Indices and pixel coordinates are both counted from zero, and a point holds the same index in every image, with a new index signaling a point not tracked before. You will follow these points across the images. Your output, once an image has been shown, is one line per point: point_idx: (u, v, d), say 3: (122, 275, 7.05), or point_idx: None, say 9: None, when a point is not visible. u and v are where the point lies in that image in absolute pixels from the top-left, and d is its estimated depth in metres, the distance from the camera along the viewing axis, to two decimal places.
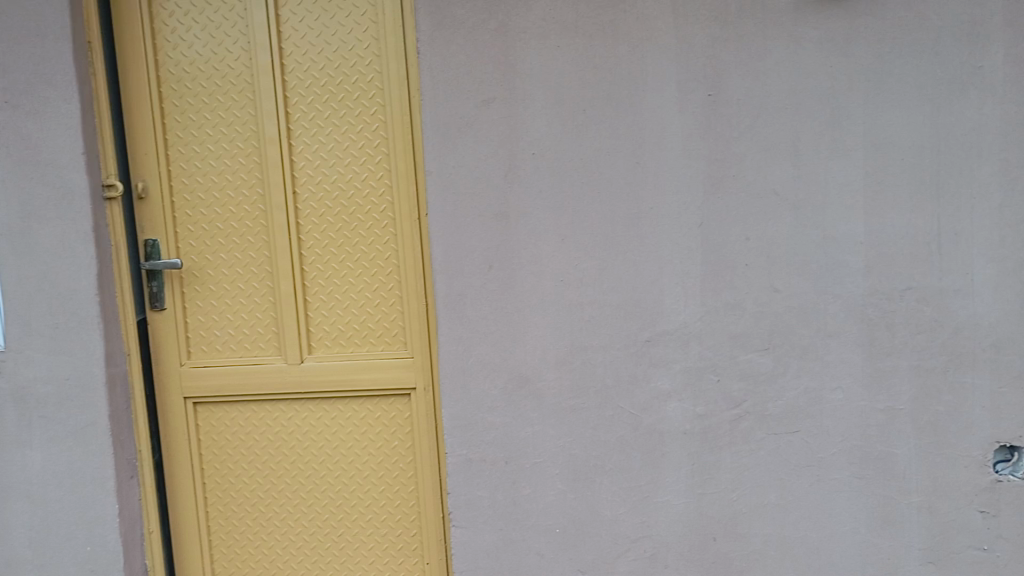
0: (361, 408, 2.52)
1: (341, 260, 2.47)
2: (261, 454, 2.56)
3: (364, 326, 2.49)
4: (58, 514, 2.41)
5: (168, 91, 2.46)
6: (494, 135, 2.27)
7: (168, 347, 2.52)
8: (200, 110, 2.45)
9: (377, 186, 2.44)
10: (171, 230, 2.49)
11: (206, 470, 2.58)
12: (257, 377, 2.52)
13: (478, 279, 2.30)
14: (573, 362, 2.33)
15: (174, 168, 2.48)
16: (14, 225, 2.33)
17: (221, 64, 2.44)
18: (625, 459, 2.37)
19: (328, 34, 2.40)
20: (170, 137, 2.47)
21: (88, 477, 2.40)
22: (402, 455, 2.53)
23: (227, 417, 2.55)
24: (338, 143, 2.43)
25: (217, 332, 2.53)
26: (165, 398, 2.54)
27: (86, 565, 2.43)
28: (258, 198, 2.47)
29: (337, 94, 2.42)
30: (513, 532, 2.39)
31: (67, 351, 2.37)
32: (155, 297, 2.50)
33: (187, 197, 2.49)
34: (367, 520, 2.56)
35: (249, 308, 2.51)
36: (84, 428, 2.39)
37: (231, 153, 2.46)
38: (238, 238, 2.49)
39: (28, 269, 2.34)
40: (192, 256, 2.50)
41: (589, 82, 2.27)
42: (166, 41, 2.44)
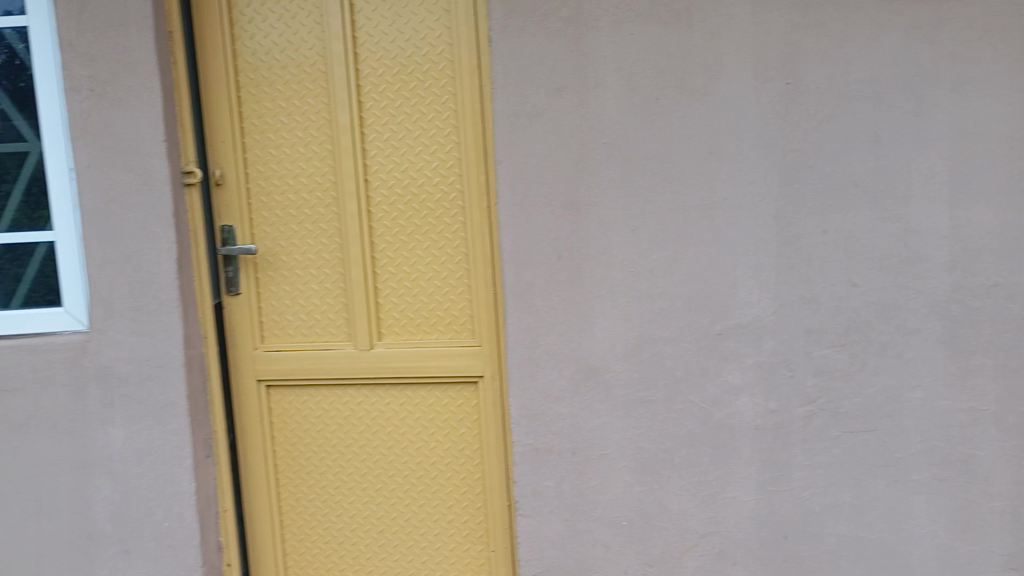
0: (429, 395, 2.54)
1: (411, 248, 2.49)
2: (332, 437, 2.61)
3: (433, 313, 2.51)
4: (138, 490, 2.50)
5: (245, 80, 2.51)
6: (565, 124, 2.25)
7: (243, 330, 2.59)
8: (276, 99, 2.50)
9: (448, 175, 2.45)
10: (247, 217, 2.55)
11: (278, 451, 2.65)
12: (328, 362, 2.56)
13: (548, 269, 2.30)
14: (642, 354, 2.31)
15: (250, 156, 2.54)
16: (98, 210, 2.41)
17: (296, 52, 2.48)
18: (694, 453, 2.34)
19: (400, 23, 2.42)
20: (246, 125, 2.52)
21: (167, 455, 2.48)
22: (469, 442, 2.54)
23: (299, 401, 2.61)
24: (410, 132, 2.45)
25: (289, 317, 2.58)
26: (239, 380, 2.61)
27: (164, 540, 2.51)
28: (331, 186, 2.51)
29: (409, 83, 2.43)
30: (579, 523, 2.38)
31: (147, 333, 2.44)
32: (231, 283, 2.57)
33: (262, 185, 2.54)
34: (433, 506, 2.59)
35: (320, 294, 2.56)
36: (163, 408, 2.47)
37: (305, 141, 2.50)
38: (311, 225, 2.53)
39: (111, 253, 2.42)
40: (266, 242, 2.56)
41: (663, 70, 2.23)
42: (243, 30, 2.49)
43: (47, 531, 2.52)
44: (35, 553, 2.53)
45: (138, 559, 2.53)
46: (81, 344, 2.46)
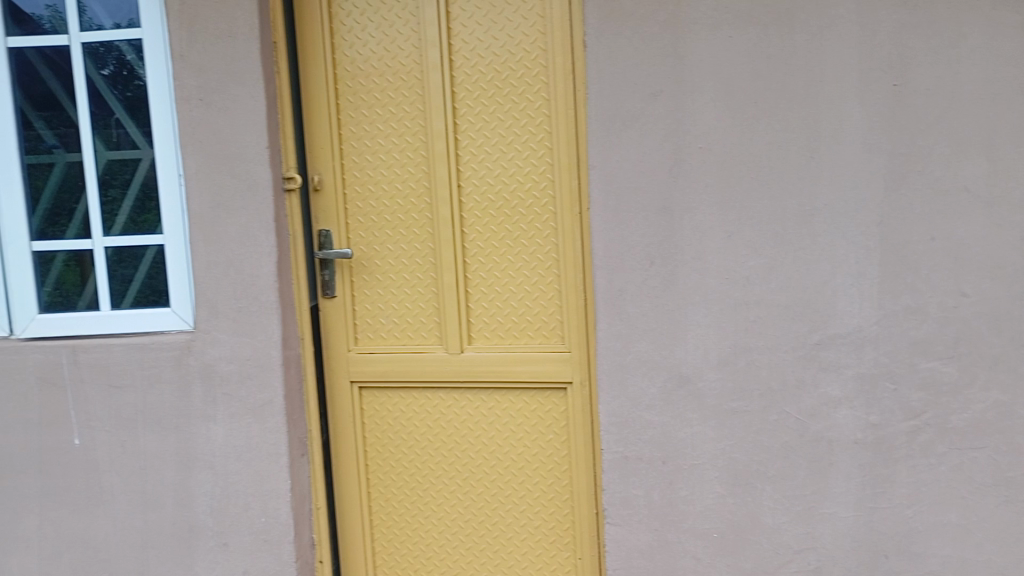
0: (518, 399, 2.55)
1: (502, 252, 2.51)
2: (421, 439, 2.65)
3: (523, 318, 2.52)
4: (236, 485, 2.58)
5: (344, 88, 2.58)
6: (660, 129, 2.23)
7: (338, 332, 2.65)
8: (372, 106, 2.56)
9: (539, 180, 2.45)
10: (343, 221, 2.62)
11: (369, 452, 2.70)
12: (419, 365, 2.60)
13: (640, 275, 2.27)
14: (736, 363, 2.26)
15: (347, 162, 2.60)
16: (205, 214, 2.51)
17: (393, 61, 2.53)
18: (789, 466, 2.27)
19: (495, 30, 2.44)
20: (344, 132, 2.59)
21: (264, 452, 2.56)
22: (557, 448, 2.54)
23: (390, 403, 2.66)
24: (503, 138, 2.47)
25: (382, 320, 2.63)
26: (333, 381, 2.67)
27: (260, 534, 2.59)
28: (424, 191, 2.54)
29: (503, 89, 2.45)
30: (668, 534, 2.35)
31: (248, 333, 2.53)
32: (327, 286, 2.64)
33: (358, 190, 2.60)
34: (520, 511, 2.59)
35: (413, 297, 2.60)
36: (262, 406, 2.55)
37: (400, 148, 2.55)
38: (404, 229, 2.58)
39: (216, 256, 2.52)
40: (361, 247, 2.62)
41: (762, 73, 2.19)
42: (343, 40, 2.56)
43: (152, 522, 2.63)
44: (140, 543, 2.65)
45: (235, 552, 2.61)
46: (186, 342, 2.56)
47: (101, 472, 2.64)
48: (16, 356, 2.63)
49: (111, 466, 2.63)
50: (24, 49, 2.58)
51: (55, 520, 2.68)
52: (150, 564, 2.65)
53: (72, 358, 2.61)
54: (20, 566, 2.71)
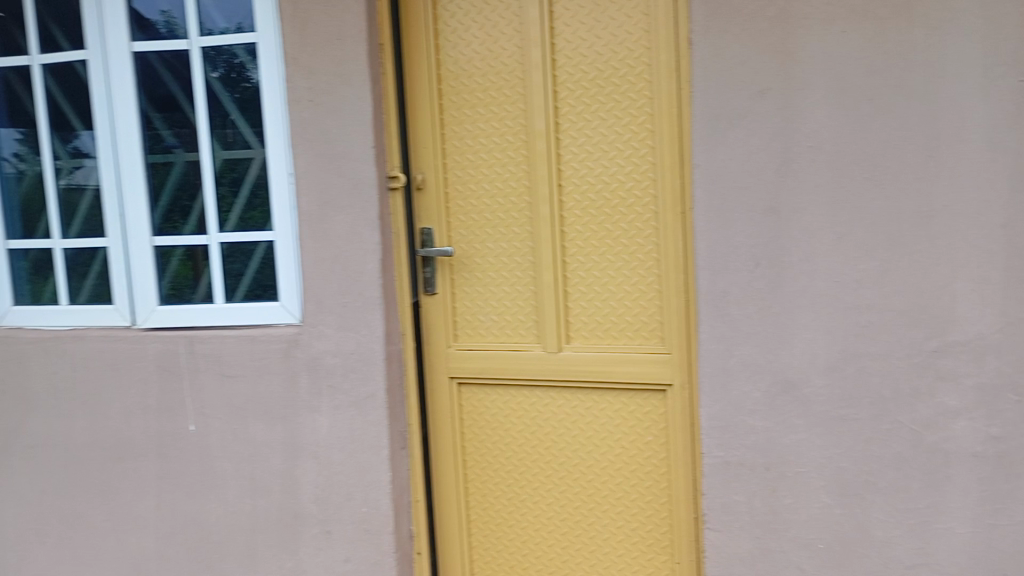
0: (616, 400, 2.54)
1: (602, 252, 2.50)
2: (519, 437, 2.66)
3: (622, 319, 2.50)
4: (339, 475, 2.66)
5: (447, 88, 2.61)
6: (768, 127, 2.18)
7: (438, 329, 2.70)
8: (475, 106, 2.58)
9: (641, 179, 2.43)
10: (445, 219, 2.66)
11: (467, 447, 2.74)
12: (517, 363, 2.62)
13: (745, 276, 2.23)
14: (846, 369, 2.19)
15: (449, 161, 2.64)
16: (313, 212, 2.59)
17: (496, 60, 2.55)
18: (902, 477, 2.18)
19: (598, 28, 2.43)
20: (447, 131, 2.63)
21: (367, 444, 2.63)
22: (656, 451, 2.51)
23: (488, 399, 2.68)
24: (605, 137, 2.45)
25: (481, 317, 2.66)
26: (433, 376, 2.72)
27: (361, 524, 2.66)
28: (525, 190, 2.55)
29: (605, 88, 2.44)
30: (771, 542, 2.29)
31: (353, 328, 2.60)
32: (428, 282, 2.69)
33: (460, 189, 2.63)
34: (617, 512, 2.58)
35: (512, 295, 2.62)
36: (365, 399, 2.61)
37: (502, 147, 2.57)
38: (505, 228, 2.59)
39: (323, 252, 2.60)
40: (462, 245, 2.66)
41: (878, 68, 2.10)
42: (447, 41, 2.60)
43: (260, 508, 2.74)
44: (249, 527, 2.76)
45: (338, 541, 2.69)
46: (293, 336, 2.65)
47: (214, 458, 2.76)
48: (138, 345, 2.79)
49: (223, 453, 2.75)
50: (148, 54, 2.72)
51: (171, 502, 2.82)
52: (258, 548, 2.76)
53: (189, 349, 2.75)
54: (140, 544, 2.87)
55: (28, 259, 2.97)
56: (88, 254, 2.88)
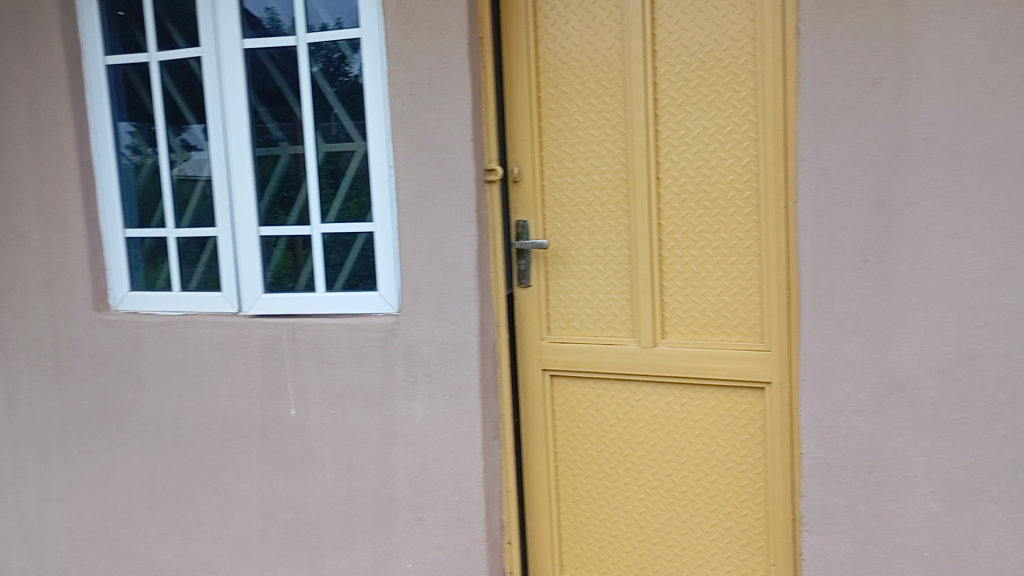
0: (712, 397, 2.50)
1: (700, 246, 2.47)
2: (611, 431, 2.66)
3: (720, 314, 2.46)
4: (433, 462, 2.71)
5: (546, 81, 2.62)
6: (879, 118, 2.10)
7: (532, 321, 2.71)
8: (573, 98, 2.58)
9: (742, 173, 2.38)
10: (541, 212, 2.67)
11: (558, 440, 2.74)
12: (611, 357, 2.61)
13: (852, 272, 2.16)
14: (958, 371, 2.09)
15: (546, 154, 2.64)
16: (411, 204, 2.64)
17: (595, 52, 2.53)
18: (1017, 486, 2.08)
19: (702, 18, 2.39)
20: (544, 124, 2.63)
21: (460, 433, 2.66)
22: (752, 449, 2.46)
23: (580, 393, 2.68)
24: (705, 129, 2.42)
25: (575, 310, 2.66)
26: (526, 368, 2.74)
27: (454, 512, 2.70)
28: (622, 183, 2.54)
29: (707, 80, 2.40)
30: (873, 548, 2.22)
31: (449, 318, 2.64)
32: (522, 275, 2.71)
33: (556, 182, 2.64)
34: (710, 510, 2.54)
35: (606, 289, 2.61)
36: (459, 388, 2.65)
37: (599, 140, 2.56)
38: (601, 221, 2.58)
39: (421, 243, 2.64)
40: (557, 237, 2.66)
41: (1001, 57, 2.00)
42: (546, 33, 2.60)
43: (356, 491, 2.82)
44: (345, 510, 2.84)
45: (430, 527, 2.74)
46: (391, 325, 2.71)
47: (314, 442, 2.85)
48: (244, 331, 2.90)
49: (322, 437, 2.84)
50: (257, 51, 2.83)
51: (273, 482, 2.93)
52: (354, 531, 2.84)
53: (291, 335, 2.84)
54: (243, 521, 3.00)
55: (144, 247, 3.13)
56: (199, 243, 3.02)
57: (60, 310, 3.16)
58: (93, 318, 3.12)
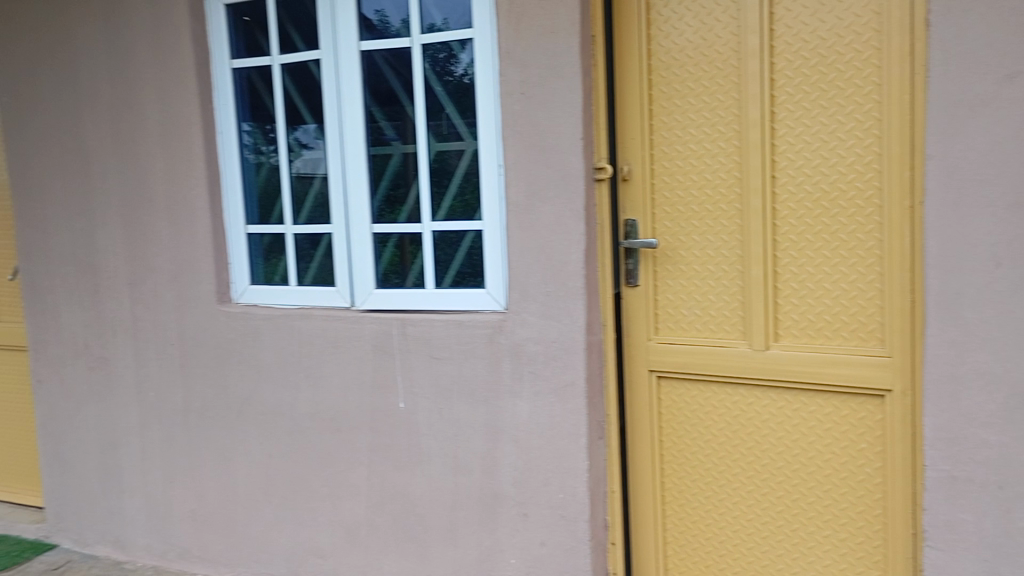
0: (828, 403, 2.42)
1: (817, 247, 2.39)
2: (720, 435, 2.61)
3: (837, 318, 2.38)
4: (538, 460, 2.72)
5: (657, 78, 2.59)
6: (1017, 114, 1.99)
7: (639, 321, 2.69)
8: (686, 96, 2.54)
9: (864, 172, 2.30)
10: (650, 211, 2.64)
11: (664, 442, 2.71)
12: (721, 359, 2.55)
13: (983, 277, 2.05)
14: None
15: (657, 152, 2.61)
16: (520, 203, 2.66)
17: (710, 49, 2.49)
18: None
19: (823, 12, 2.31)
20: (656, 122, 2.60)
21: (566, 432, 2.66)
22: (870, 459, 2.37)
23: (688, 395, 2.64)
24: (825, 126, 2.34)
25: (684, 311, 2.62)
26: (633, 368, 2.71)
27: (558, 510, 2.71)
28: (735, 181, 2.49)
29: (828, 75, 2.32)
30: (1002, 567, 2.10)
31: (556, 316, 2.64)
32: (630, 274, 2.68)
33: (666, 180, 2.60)
34: (824, 520, 2.47)
35: (717, 290, 2.55)
36: (565, 387, 2.65)
37: (712, 138, 2.51)
38: (712, 220, 2.54)
39: (529, 241, 2.66)
40: (666, 237, 2.62)
41: None
42: (659, 30, 2.57)
43: (462, 485, 2.86)
44: (451, 503, 2.89)
45: (534, 523, 2.75)
46: (498, 322, 2.74)
47: (421, 435, 2.91)
48: (356, 325, 2.99)
49: (429, 430, 2.89)
50: (373, 53, 2.90)
51: (381, 473, 3.01)
52: (459, 524, 2.88)
53: (401, 330, 2.91)
54: (352, 510, 3.09)
55: (263, 243, 3.27)
56: (314, 239, 3.12)
57: (186, 302, 3.33)
58: (216, 310, 3.27)
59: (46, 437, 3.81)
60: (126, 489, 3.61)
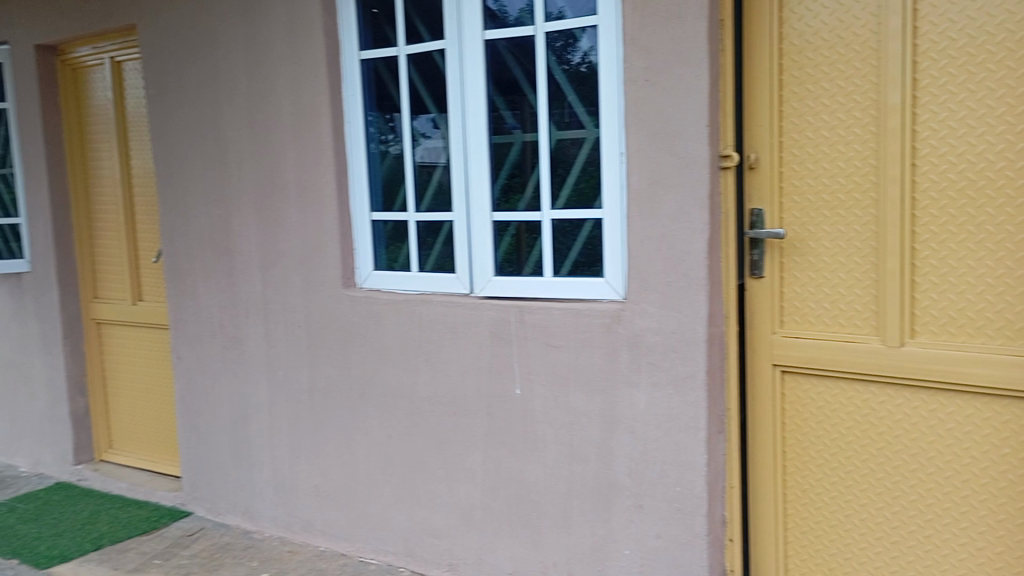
0: (967, 405, 2.30)
1: (960, 239, 2.27)
2: (847, 434, 2.51)
3: (981, 315, 2.26)
4: (655, 451, 2.69)
5: (789, 63, 2.50)
6: None
7: (763, 314, 2.61)
8: (820, 80, 2.44)
9: (1014, 159, 2.18)
10: (777, 200, 2.55)
11: (787, 439, 2.63)
12: (851, 355, 2.45)
13: None
14: None
15: (786, 140, 2.52)
16: (642, 191, 2.63)
17: (846, 31, 2.38)
18: None
19: None
20: (786, 108, 2.51)
21: (684, 424, 2.62)
22: (1014, 465, 2.25)
23: (814, 392, 2.55)
24: (972, 111, 2.22)
25: (812, 304, 2.52)
26: (756, 362, 2.64)
27: (674, 503, 2.67)
28: (871, 170, 2.38)
29: (977, 57, 2.20)
30: None
31: (676, 307, 2.59)
32: (755, 265, 2.61)
33: (796, 168, 2.51)
34: (959, 528, 2.35)
35: (848, 284, 2.45)
36: (684, 379, 2.60)
37: (847, 124, 2.41)
38: (845, 211, 2.44)
39: (650, 230, 2.62)
40: (794, 227, 2.53)
41: None
42: (792, 13, 2.48)
43: (577, 474, 2.86)
44: (566, 491, 2.89)
45: (650, 515, 2.73)
46: (617, 312, 2.71)
47: (537, 422, 2.93)
48: (474, 312, 3.03)
49: (545, 418, 2.91)
50: (497, 42, 2.93)
51: (497, 458, 3.05)
52: (573, 513, 2.89)
53: (519, 318, 2.93)
54: (468, 493, 3.14)
55: (387, 230, 3.35)
56: (436, 226, 3.19)
57: (314, 285, 3.46)
58: (342, 294, 3.38)
59: (184, 410, 4.04)
60: (255, 463, 3.79)
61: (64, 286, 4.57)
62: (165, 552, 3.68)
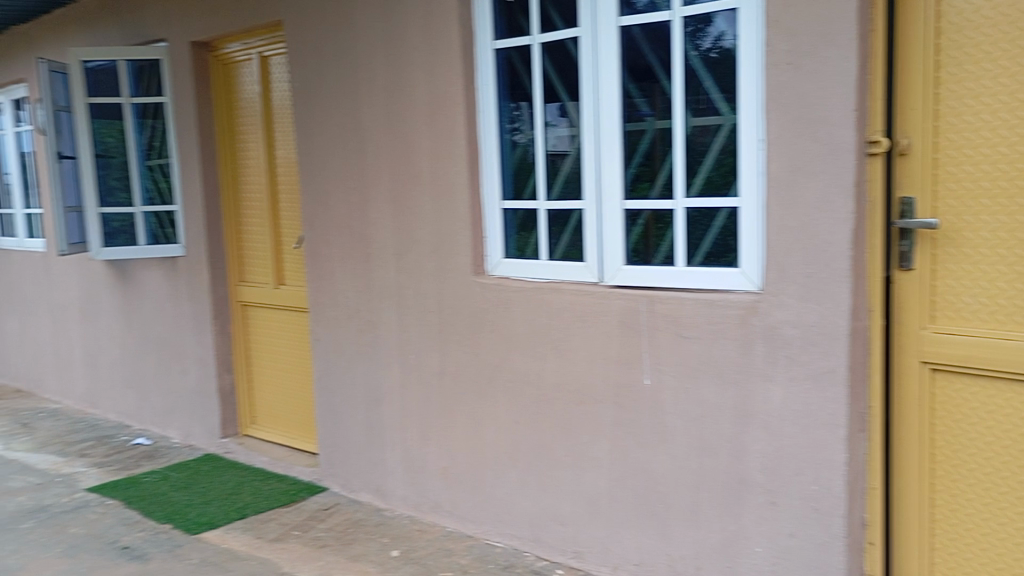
0: None
1: None
2: (1004, 437, 2.35)
3: None
4: (790, 448, 2.61)
5: (946, 43, 2.35)
6: None
7: (912, 309, 2.47)
8: (981, 61, 2.29)
9: None
10: (930, 188, 2.41)
11: (936, 441, 2.48)
12: (1010, 354, 2.29)
13: None
14: None
15: (942, 124, 2.38)
16: (782, 179, 2.54)
17: (1012, 7, 2.22)
18: None
19: None
20: (942, 91, 2.36)
21: (822, 421, 2.53)
22: None
23: (967, 392, 2.40)
24: None
25: (967, 299, 2.37)
26: (902, 359, 2.51)
27: (810, 502, 2.58)
28: None
29: None
30: None
31: (817, 300, 2.50)
32: (904, 257, 2.47)
33: (953, 154, 2.36)
34: None
35: (1009, 277, 2.30)
36: (823, 374, 2.51)
37: (1011, 107, 2.25)
38: (1007, 199, 2.28)
39: (790, 219, 2.53)
40: (949, 217, 2.39)
41: None
42: None
43: (707, 467, 2.81)
44: (695, 484, 2.85)
45: (783, 513, 2.65)
46: (752, 303, 2.64)
47: (665, 413, 2.89)
48: (604, 301, 3.01)
49: (675, 409, 2.86)
50: (632, 28, 2.89)
51: (624, 447, 3.03)
52: (702, 507, 2.84)
53: (649, 307, 2.89)
54: (595, 481, 3.14)
55: (517, 218, 3.38)
56: (566, 215, 3.18)
57: (445, 271, 3.53)
58: (473, 281, 3.44)
59: (322, 390, 4.22)
60: (387, 443, 3.92)
61: (214, 270, 4.84)
62: (303, 524, 3.86)
